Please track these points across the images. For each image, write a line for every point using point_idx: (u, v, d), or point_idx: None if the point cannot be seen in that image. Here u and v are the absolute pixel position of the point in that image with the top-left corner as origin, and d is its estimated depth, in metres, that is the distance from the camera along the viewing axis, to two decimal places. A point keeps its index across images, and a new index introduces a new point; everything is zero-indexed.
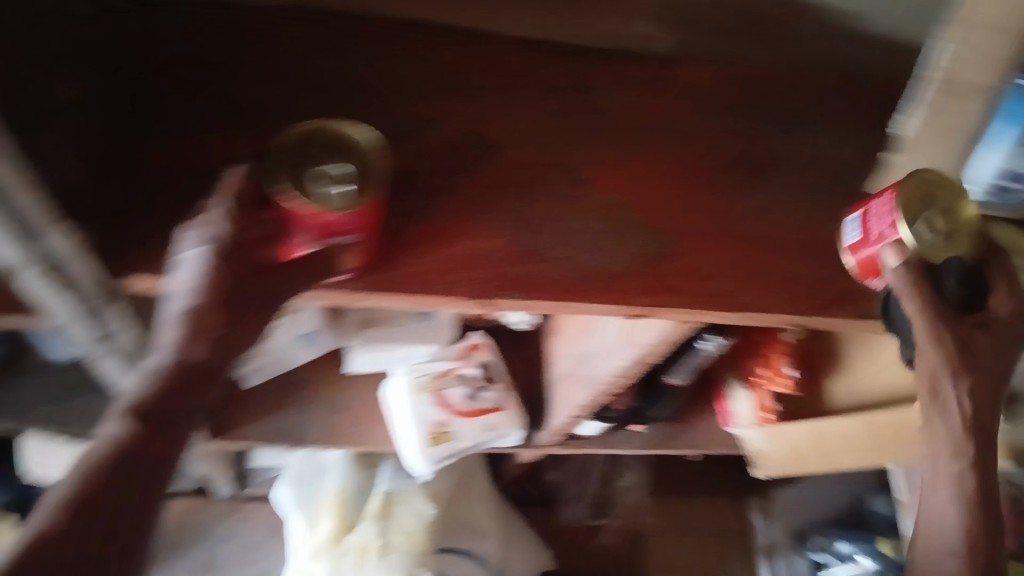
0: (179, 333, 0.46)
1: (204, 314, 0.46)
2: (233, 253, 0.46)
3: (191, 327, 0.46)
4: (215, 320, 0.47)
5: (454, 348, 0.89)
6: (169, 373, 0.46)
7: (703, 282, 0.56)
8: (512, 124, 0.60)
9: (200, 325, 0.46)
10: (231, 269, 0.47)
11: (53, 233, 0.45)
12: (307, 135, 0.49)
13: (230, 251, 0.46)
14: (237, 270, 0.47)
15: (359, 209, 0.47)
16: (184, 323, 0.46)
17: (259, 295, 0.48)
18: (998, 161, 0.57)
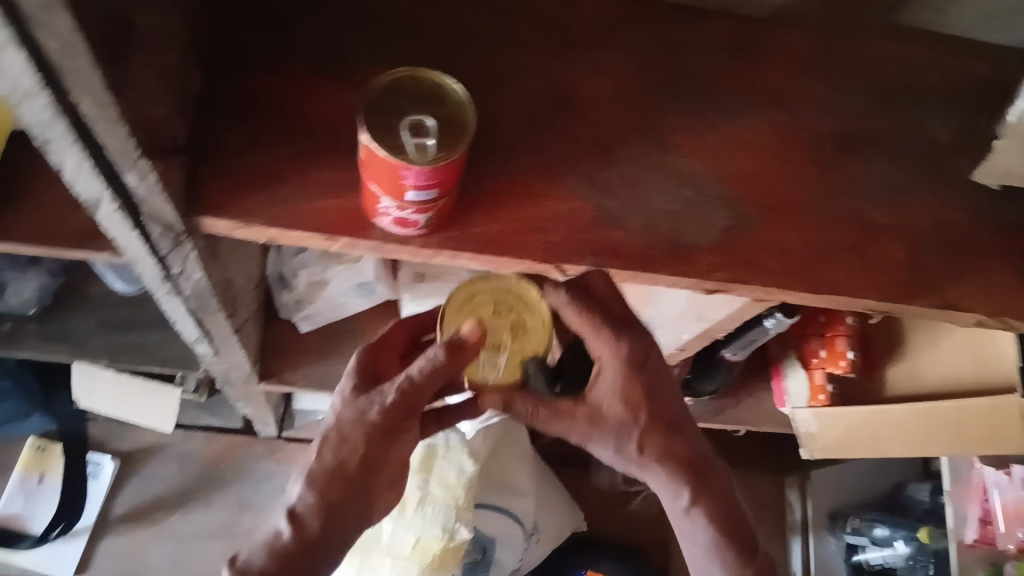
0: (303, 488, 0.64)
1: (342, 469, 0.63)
2: (379, 431, 0.61)
3: (315, 495, 0.63)
4: (336, 495, 0.63)
5: None
6: (290, 539, 0.63)
7: (785, 260, 0.56)
8: (599, 82, 0.57)
9: (321, 498, 0.63)
10: (364, 446, 0.62)
11: (136, 170, 0.44)
12: (400, 81, 0.46)
13: (378, 426, 0.61)
14: (367, 438, 0.61)
15: (441, 167, 0.44)
16: (309, 487, 0.63)
17: (368, 478, 0.64)
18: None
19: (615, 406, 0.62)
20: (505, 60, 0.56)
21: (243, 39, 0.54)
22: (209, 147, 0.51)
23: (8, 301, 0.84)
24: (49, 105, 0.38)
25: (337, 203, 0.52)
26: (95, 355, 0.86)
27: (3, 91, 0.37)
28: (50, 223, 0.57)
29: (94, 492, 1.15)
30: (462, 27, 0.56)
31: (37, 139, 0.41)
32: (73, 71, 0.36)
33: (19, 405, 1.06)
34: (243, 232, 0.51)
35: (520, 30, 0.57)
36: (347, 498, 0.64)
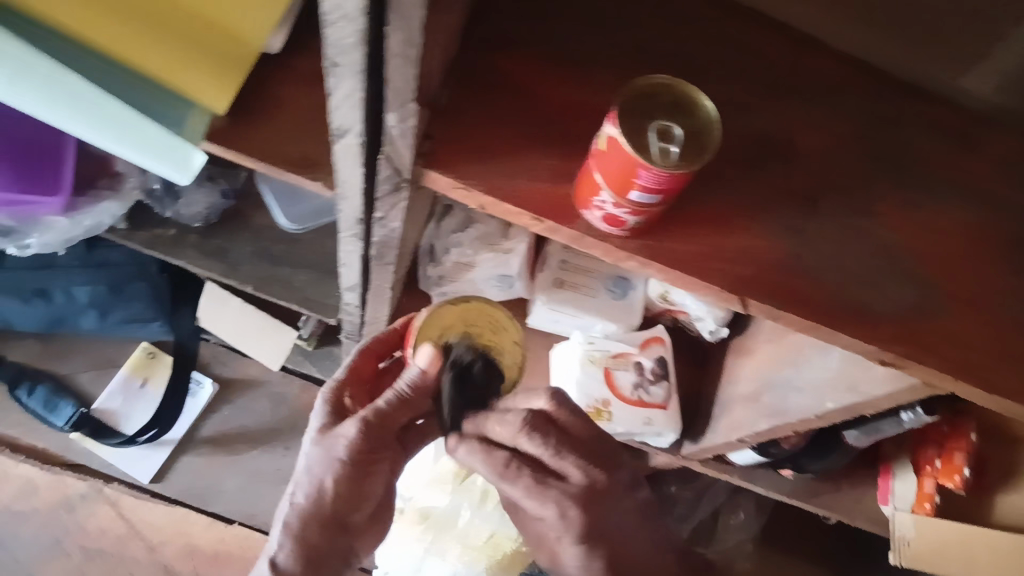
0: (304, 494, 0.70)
1: (343, 485, 0.69)
2: (383, 417, 0.68)
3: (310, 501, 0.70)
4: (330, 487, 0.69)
5: (634, 335, 0.89)
6: (297, 532, 0.70)
7: (967, 352, 0.54)
8: (820, 136, 0.58)
9: (316, 507, 0.70)
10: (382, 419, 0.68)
11: (399, 112, 0.47)
12: (658, 87, 0.47)
13: (381, 415, 0.68)
14: (384, 423, 0.69)
15: (678, 175, 0.45)
16: (309, 497, 0.70)
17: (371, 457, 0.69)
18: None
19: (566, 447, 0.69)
20: (737, 94, 0.57)
21: (498, 16, 0.56)
22: (448, 107, 0.54)
23: (179, 210, 0.90)
24: (358, 32, 0.41)
25: (551, 190, 0.54)
26: (244, 278, 0.92)
27: (324, 10, 0.41)
28: (274, 145, 0.61)
29: (190, 408, 1.20)
30: (701, 54, 0.58)
31: (328, 62, 0.44)
32: (399, 10, 0.39)
33: (146, 310, 1.11)
34: (459, 193, 0.54)
35: (756, 69, 0.58)
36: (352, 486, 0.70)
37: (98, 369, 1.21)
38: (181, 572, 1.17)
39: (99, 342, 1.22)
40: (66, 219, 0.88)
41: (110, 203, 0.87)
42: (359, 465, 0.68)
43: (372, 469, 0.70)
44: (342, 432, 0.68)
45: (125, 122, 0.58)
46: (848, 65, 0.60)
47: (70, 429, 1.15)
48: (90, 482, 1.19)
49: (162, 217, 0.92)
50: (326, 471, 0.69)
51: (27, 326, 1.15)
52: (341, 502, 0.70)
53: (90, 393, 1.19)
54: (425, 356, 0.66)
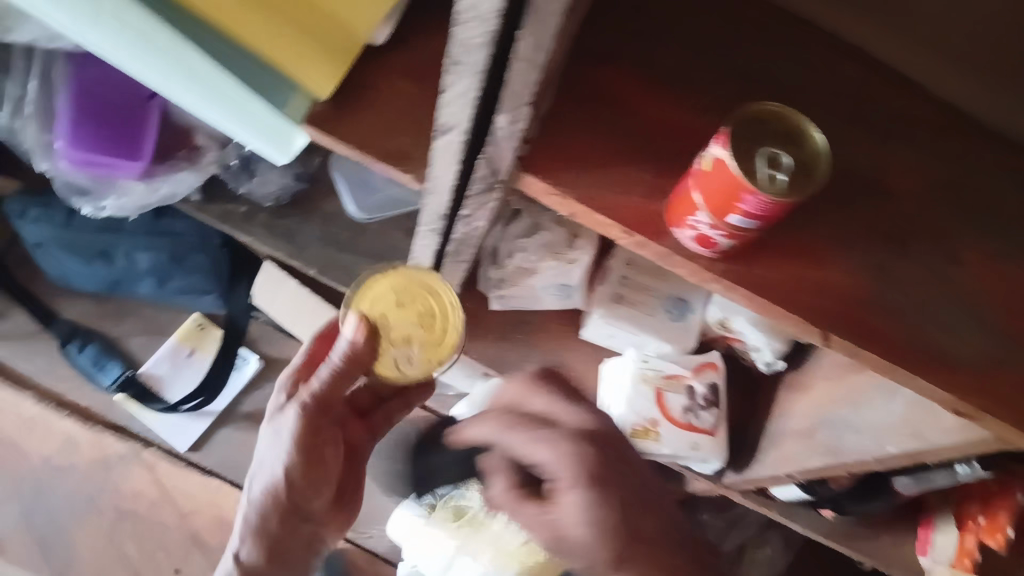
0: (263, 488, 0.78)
1: (298, 468, 0.77)
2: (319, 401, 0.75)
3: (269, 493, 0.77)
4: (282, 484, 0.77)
5: (689, 358, 0.90)
6: (254, 520, 0.78)
7: None
8: (915, 181, 0.58)
9: (274, 499, 0.77)
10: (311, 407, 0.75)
11: (512, 114, 0.47)
12: (769, 115, 0.48)
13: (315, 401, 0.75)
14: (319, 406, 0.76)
15: (782, 203, 0.46)
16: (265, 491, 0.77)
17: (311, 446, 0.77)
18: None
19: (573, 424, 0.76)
20: (834, 131, 0.58)
21: (605, 31, 0.57)
22: (552, 114, 0.54)
23: (253, 187, 0.92)
24: (488, 32, 0.42)
25: (643, 205, 0.55)
26: (307, 261, 0.93)
27: (459, 7, 0.42)
28: (369, 134, 0.62)
29: (234, 383, 1.22)
30: (803, 88, 0.58)
31: (451, 58, 0.45)
32: (538, 14, 0.39)
33: (204, 282, 1.13)
34: (552, 200, 0.55)
35: (856, 108, 0.59)
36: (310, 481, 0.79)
37: (148, 334, 1.23)
38: (211, 544, 1.20)
39: (152, 308, 1.24)
40: (143, 184, 0.90)
41: (187, 174, 0.88)
42: (304, 455, 0.76)
43: (324, 446, 0.78)
44: (287, 417, 0.76)
45: (232, 96, 0.61)
46: (940, 113, 0.61)
47: (115, 390, 1.18)
48: (128, 443, 1.21)
49: (236, 193, 0.94)
50: (274, 458, 0.77)
51: (86, 285, 1.17)
52: (296, 492, 0.78)
53: (138, 356, 1.22)
54: (352, 324, 0.69)
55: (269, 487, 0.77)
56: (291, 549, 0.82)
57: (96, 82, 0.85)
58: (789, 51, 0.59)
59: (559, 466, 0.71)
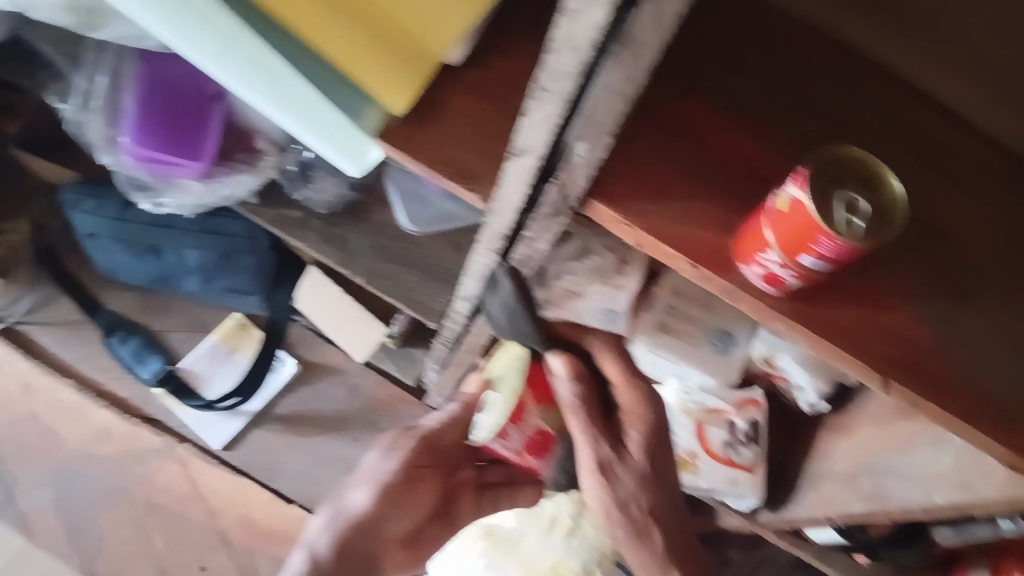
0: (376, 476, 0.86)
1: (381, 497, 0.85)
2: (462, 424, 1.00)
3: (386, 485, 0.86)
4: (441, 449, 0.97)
5: (732, 393, 0.89)
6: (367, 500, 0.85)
7: None
8: (985, 232, 0.58)
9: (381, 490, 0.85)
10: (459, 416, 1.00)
11: (592, 142, 0.48)
12: (848, 158, 0.48)
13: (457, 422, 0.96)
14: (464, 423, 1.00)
15: (859, 249, 0.45)
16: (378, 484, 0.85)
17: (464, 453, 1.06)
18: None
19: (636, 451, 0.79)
20: (907, 176, 0.58)
21: (681, 62, 0.57)
22: (626, 144, 0.55)
23: (309, 195, 0.94)
24: (580, 62, 0.43)
25: (711, 239, 0.55)
26: (357, 270, 0.94)
27: (553, 37, 0.42)
28: (438, 150, 0.63)
29: (270, 384, 1.23)
30: (879, 131, 0.58)
31: (537, 85, 0.46)
32: (637, 48, 0.40)
33: (250, 282, 1.14)
34: (619, 227, 0.55)
35: (929, 154, 0.59)
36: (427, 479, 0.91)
37: (190, 330, 1.25)
38: (235, 541, 1.21)
39: (196, 305, 1.26)
40: (202, 184, 0.92)
41: (246, 176, 0.91)
42: (402, 482, 0.87)
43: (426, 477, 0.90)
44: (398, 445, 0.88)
45: (311, 106, 0.63)
46: (1005, 165, 0.61)
47: (155, 384, 1.18)
48: (163, 438, 1.22)
49: (292, 198, 0.95)
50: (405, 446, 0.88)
51: (133, 278, 1.19)
52: (390, 493, 0.86)
53: (179, 351, 1.23)
54: None
55: (369, 499, 0.85)
56: (355, 558, 0.85)
57: (163, 82, 0.86)
58: (865, 95, 0.59)
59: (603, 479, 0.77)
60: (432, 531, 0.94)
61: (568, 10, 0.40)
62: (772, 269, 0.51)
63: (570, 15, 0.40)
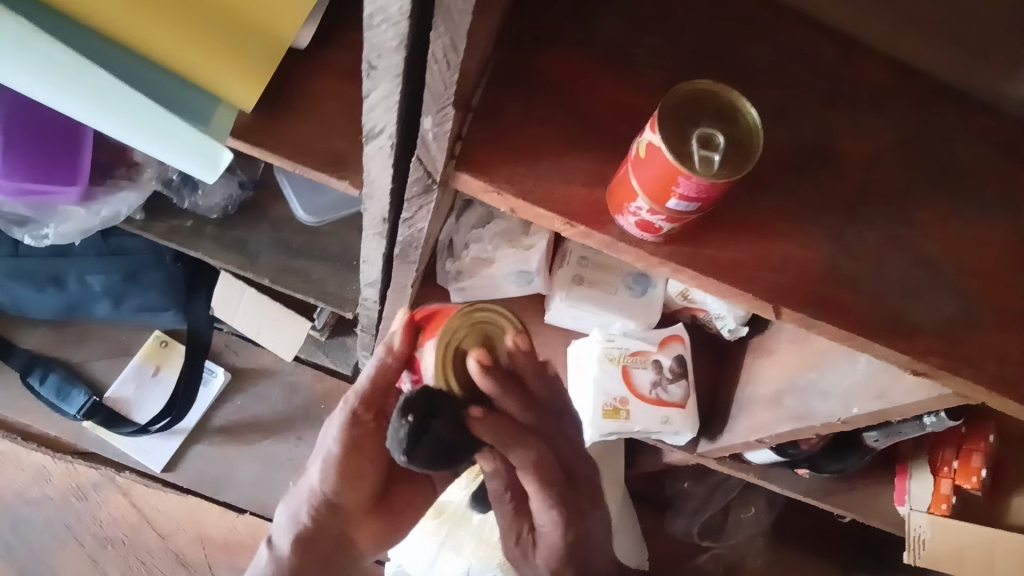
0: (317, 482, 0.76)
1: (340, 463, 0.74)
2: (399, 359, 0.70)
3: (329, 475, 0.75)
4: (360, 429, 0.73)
5: (654, 333, 0.89)
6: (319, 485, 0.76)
7: (1001, 365, 0.54)
8: (861, 143, 0.57)
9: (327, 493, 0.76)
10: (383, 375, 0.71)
11: (436, 115, 0.46)
12: (703, 92, 0.47)
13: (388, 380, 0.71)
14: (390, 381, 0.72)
15: (719, 184, 0.45)
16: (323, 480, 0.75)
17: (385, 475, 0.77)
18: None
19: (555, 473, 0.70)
20: (776, 96, 0.57)
21: (531, 18, 0.55)
22: (485, 111, 0.53)
23: (197, 201, 0.89)
24: (400, 34, 0.41)
25: (585, 193, 0.54)
26: (260, 271, 0.91)
27: (366, 11, 0.40)
28: (300, 142, 0.60)
29: (203, 397, 1.20)
30: (742, 55, 0.57)
31: (365, 63, 0.43)
32: (448, 13, 0.38)
33: (160, 298, 1.10)
34: (490, 196, 0.53)
35: (796, 71, 0.58)
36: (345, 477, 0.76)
37: (110, 356, 1.21)
38: (193, 560, 1.19)
39: (112, 329, 1.22)
40: (83, 209, 0.87)
41: (128, 193, 0.86)
42: (348, 452, 0.74)
43: (364, 450, 0.75)
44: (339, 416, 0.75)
45: (146, 115, 0.58)
46: (879, 71, 0.60)
47: (83, 418, 1.15)
48: (101, 470, 1.20)
49: (179, 207, 0.91)
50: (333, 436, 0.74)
51: (41, 313, 1.15)
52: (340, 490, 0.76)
53: (103, 379, 1.20)
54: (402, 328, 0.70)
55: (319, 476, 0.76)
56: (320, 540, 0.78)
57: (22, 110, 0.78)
58: (725, 19, 0.58)
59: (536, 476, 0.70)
60: (406, 493, 0.84)
61: None
62: (643, 214, 0.50)
63: None
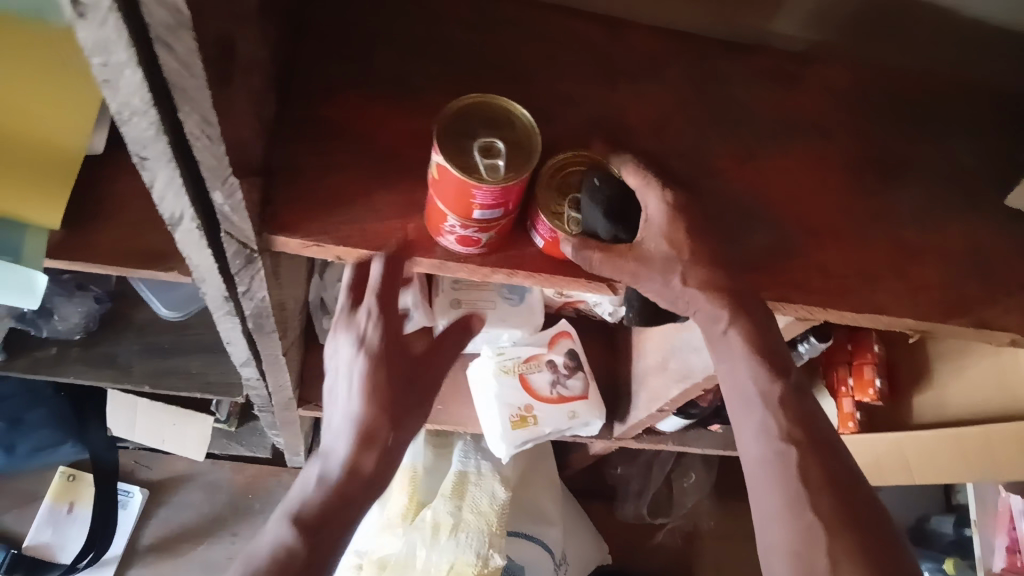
0: (352, 432, 0.66)
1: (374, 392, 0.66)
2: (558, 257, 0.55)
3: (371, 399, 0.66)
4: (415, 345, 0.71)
5: (542, 335, 0.89)
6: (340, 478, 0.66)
7: (828, 281, 0.57)
8: (650, 111, 0.60)
9: (368, 441, 0.66)
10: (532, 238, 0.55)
11: (224, 188, 0.46)
12: (470, 106, 0.50)
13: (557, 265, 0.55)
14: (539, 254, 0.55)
15: (510, 186, 0.47)
16: (356, 439, 0.66)
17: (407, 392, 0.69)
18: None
19: (659, 242, 0.54)
20: (561, 88, 0.59)
21: (310, 70, 0.57)
22: (284, 170, 0.54)
23: (55, 327, 0.86)
24: (154, 123, 0.41)
25: (402, 224, 0.54)
26: (137, 379, 0.89)
27: (113, 109, 0.40)
28: (119, 246, 0.60)
29: (124, 522, 1.17)
30: (518, 59, 0.59)
31: (135, 157, 0.44)
32: (186, 93, 0.38)
33: (52, 434, 1.08)
34: (312, 250, 0.54)
35: (574, 60, 0.60)
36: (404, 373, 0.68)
37: (19, 507, 1.16)
38: None
39: (14, 478, 1.17)
40: None
41: None
42: (382, 371, 0.66)
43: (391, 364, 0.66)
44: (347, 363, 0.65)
45: None
46: (654, 41, 0.63)
47: None
48: None
49: (40, 338, 0.89)
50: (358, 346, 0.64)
51: None
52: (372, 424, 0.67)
53: (16, 533, 1.15)
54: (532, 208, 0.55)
55: (361, 398, 0.66)
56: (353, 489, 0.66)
57: None
58: (496, 26, 0.60)
59: (652, 207, 0.55)
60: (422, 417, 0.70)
61: (103, 82, 0.38)
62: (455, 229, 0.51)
63: (106, 88, 0.38)
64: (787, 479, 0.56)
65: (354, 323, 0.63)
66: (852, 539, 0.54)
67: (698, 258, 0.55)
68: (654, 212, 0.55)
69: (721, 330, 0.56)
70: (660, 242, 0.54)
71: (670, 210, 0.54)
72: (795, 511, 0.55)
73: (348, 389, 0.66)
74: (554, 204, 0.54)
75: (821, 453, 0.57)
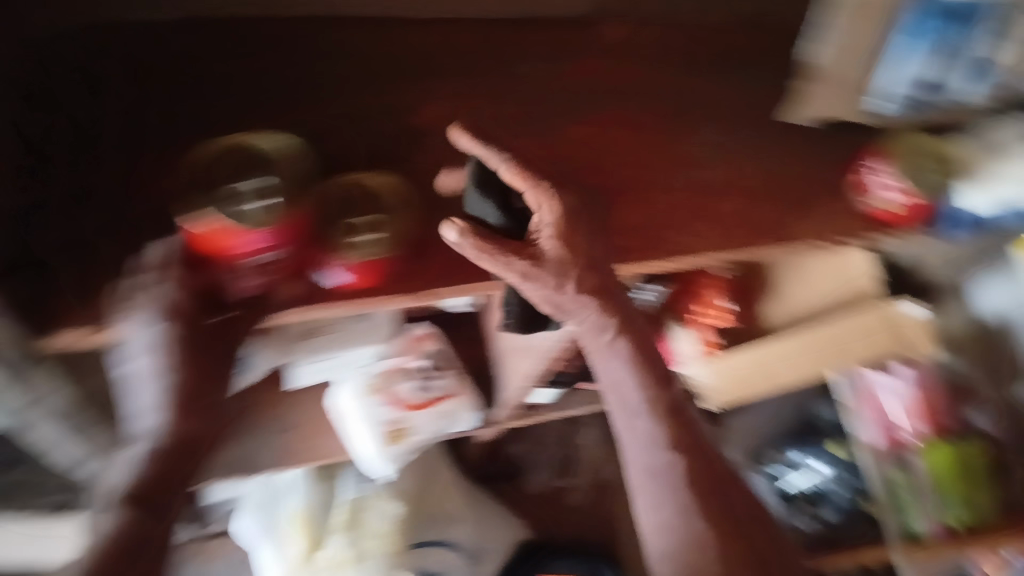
0: (156, 397, 0.51)
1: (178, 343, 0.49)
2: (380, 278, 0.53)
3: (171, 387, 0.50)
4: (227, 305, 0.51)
5: (398, 343, 0.88)
6: (160, 448, 0.53)
7: (637, 235, 0.58)
8: (433, 110, 0.59)
9: (183, 408, 0.52)
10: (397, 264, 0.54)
11: None
12: None
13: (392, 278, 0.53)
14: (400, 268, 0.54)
15: None
16: (166, 405, 0.51)
17: (221, 349, 0.52)
18: (909, 69, 0.59)
19: (551, 241, 0.53)
20: (337, 106, 0.58)
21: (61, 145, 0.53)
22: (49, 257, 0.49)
23: None
24: None
25: None
26: None
27: None
28: None
29: None
30: (286, 88, 0.58)
31: None
32: None
33: None
34: (94, 338, 0.48)
35: (345, 76, 0.60)
36: (213, 338, 0.51)
37: None
38: None
39: None
40: None
41: None
42: (196, 329, 0.50)
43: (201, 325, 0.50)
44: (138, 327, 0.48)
45: None
46: (424, 40, 0.63)
47: None
48: None
49: None
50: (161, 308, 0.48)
51: None
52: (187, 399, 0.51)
53: None
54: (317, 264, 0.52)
55: (163, 372, 0.50)
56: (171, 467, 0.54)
57: None
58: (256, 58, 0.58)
59: (543, 210, 0.52)
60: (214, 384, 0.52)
61: None
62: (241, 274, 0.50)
63: None
64: (662, 472, 0.57)
65: (163, 289, 0.48)
66: (713, 526, 0.56)
67: (587, 266, 0.54)
68: (547, 230, 0.53)
69: (608, 340, 0.57)
70: (555, 245, 0.53)
71: (563, 221, 0.52)
72: (658, 482, 0.57)
73: (147, 366, 0.50)
74: (341, 230, 0.52)
75: (686, 448, 0.58)
